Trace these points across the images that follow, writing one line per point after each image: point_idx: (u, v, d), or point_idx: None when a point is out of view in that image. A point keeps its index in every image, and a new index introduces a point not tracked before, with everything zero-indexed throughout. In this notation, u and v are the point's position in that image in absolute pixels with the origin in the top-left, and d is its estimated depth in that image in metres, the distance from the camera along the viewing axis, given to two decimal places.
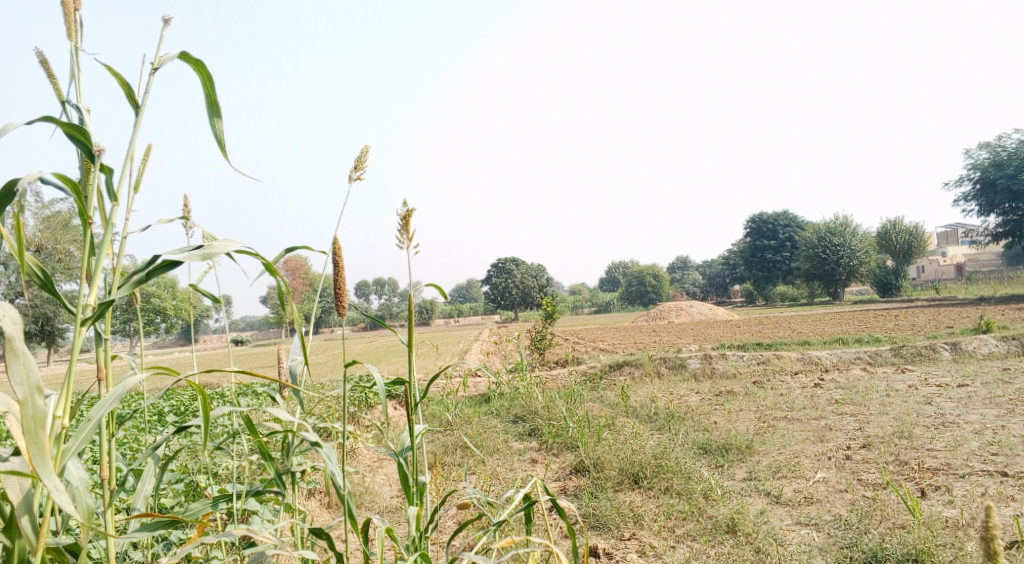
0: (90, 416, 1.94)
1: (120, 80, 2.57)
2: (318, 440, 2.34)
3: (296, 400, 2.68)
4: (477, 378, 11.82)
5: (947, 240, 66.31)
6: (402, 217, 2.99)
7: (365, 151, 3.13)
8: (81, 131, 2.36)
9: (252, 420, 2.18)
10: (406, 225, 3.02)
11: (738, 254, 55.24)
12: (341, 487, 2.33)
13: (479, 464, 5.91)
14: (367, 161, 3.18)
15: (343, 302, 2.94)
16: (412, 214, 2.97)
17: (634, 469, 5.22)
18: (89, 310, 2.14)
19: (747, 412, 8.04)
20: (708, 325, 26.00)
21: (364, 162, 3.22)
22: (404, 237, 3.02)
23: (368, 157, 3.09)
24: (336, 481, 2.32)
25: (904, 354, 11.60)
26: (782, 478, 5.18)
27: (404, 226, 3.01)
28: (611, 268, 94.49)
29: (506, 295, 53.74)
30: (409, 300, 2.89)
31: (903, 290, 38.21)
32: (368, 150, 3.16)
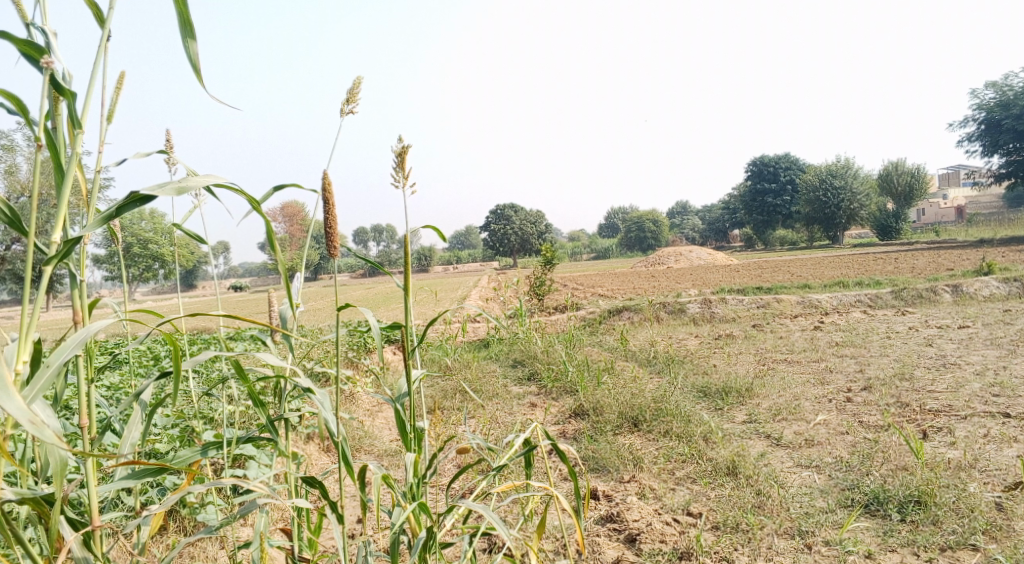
0: (49, 364, 1.82)
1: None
2: (311, 386, 2.23)
3: (288, 345, 2.55)
4: (475, 323, 11.79)
5: (948, 182, 65.69)
6: (396, 154, 2.83)
7: (355, 82, 2.95)
8: (38, 49, 2.15)
9: (241, 365, 2.06)
10: (400, 162, 2.87)
11: (738, 198, 54.76)
12: (335, 434, 2.26)
13: (478, 409, 5.88)
14: (357, 94, 3.00)
15: (335, 245, 2.80)
16: (407, 151, 2.81)
17: (634, 412, 5.19)
18: (54, 248, 1.98)
19: (746, 355, 8.01)
20: (708, 270, 25.91)
21: (354, 95, 3.04)
22: (398, 176, 2.86)
23: (358, 88, 2.91)
24: (330, 428, 2.23)
25: (904, 296, 11.53)
26: (782, 420, 5.16)
27: (399, 163, 2.85)
28: (610, 214, 94.00)
29: (504, 241, 53.51)
30: (404, 242, 2.75)
31: (903, 233, 38.04)
32: (358, 81, 2.97)
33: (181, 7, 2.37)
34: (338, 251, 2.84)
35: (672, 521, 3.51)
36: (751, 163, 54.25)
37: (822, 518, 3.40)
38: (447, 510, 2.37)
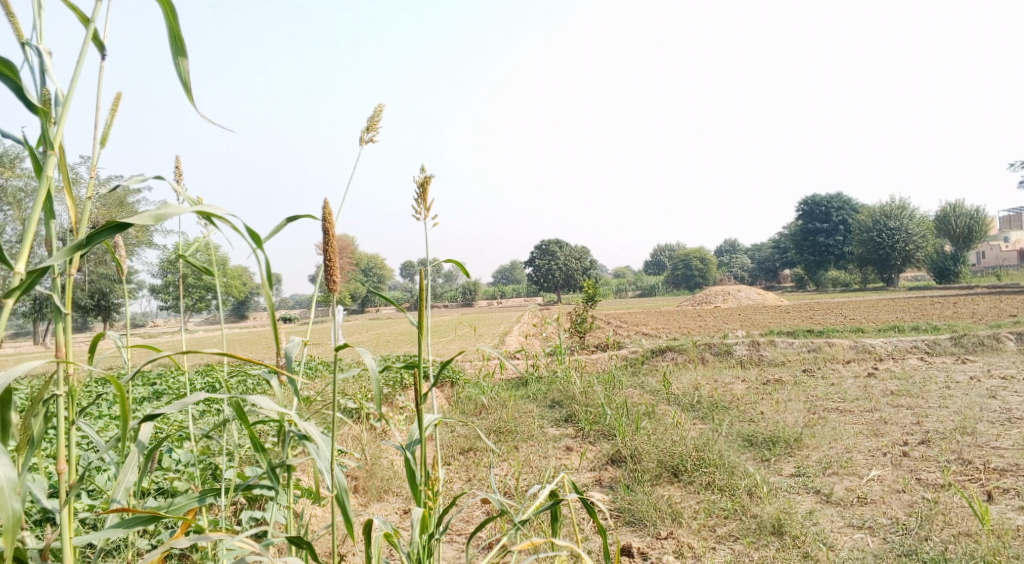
0: None
1: (81, 20, 2.36)
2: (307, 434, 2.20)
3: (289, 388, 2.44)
4: (515, 360, 11.66)
5: (1011, 225, 63.08)
6: (418, 187, 2.84)
7: (376, 113, 2.98)
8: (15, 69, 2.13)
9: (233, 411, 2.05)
10: (422, 196, 2.88)
11: (788, 237, 53.62)
12: (337, 489, 2.18)
13: (511, 452, 5.75)
14: (377, 125, 3.03)
15: (335, 280, 2.81)
16: (429, 183, 2.88)
17: (674, 461, 4.98)
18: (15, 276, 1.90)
19: (794, 402, 7.67)
20: (755, 310, 25.26)
21: (375, 124, 3.06)
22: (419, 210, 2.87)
23: (379, 118, 2.94)
24: (334, 483, 2.17)
25: (965, 343, 10.95)
26: (833, 475, 4.87)
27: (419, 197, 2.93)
28: (656, 251, 93.27)
29: (548, 277, 53.45)
30: (418, 279, 2.73)
31: (962, 277, 36.53)
32: (379, 112, 3.00)
33: (170, 22, 2.42)
34: (337, 283, 2.84)
35: None
36: (801, 202, 53.18)
37: None
38: None
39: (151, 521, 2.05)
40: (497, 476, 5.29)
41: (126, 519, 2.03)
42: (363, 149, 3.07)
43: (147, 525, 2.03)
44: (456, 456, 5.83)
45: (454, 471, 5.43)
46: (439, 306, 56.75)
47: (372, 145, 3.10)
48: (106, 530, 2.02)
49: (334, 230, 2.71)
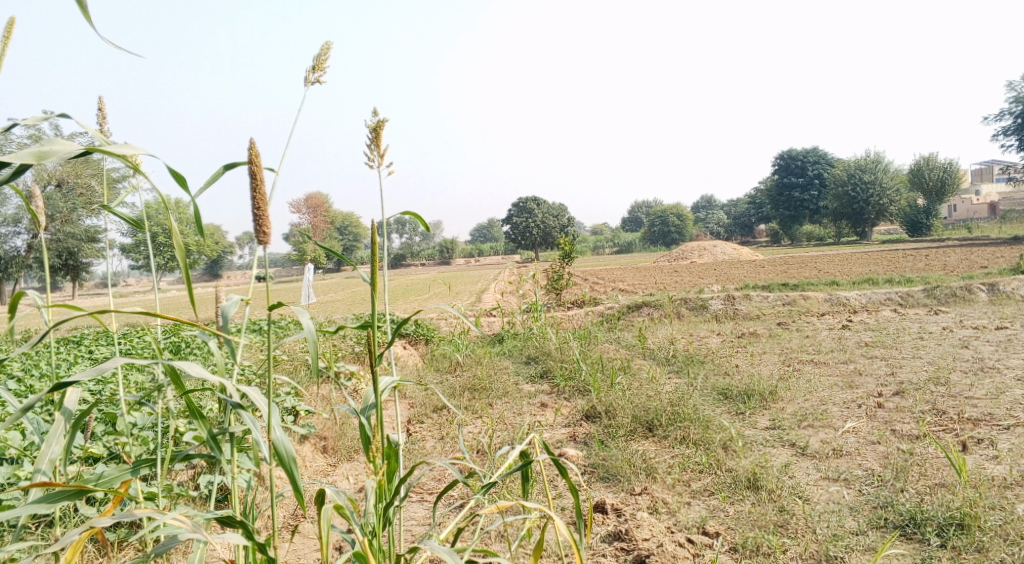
0: None
1: None
2: (243, 396, 2.13)
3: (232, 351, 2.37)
4: (491, 318, 11.56)
5: (982, 178, 63.88)
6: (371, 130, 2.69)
7: (323, 49, 2.81)
8: None
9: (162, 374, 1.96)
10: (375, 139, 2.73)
11: (764, 193, 53.80)
12: (283, 453, 2.10)
13: (485, 409, 5.64)
14: (322, 62, 2.87)
15: (265, 229, 2.66)
16: (383, 126, 2.77)
17: (649, 416, 4.89)
18: None
19: (770, 355, 7.65)
20: (731, 265, 25.32)
21: (322, 61, 2.89)
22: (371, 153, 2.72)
23: (324, 56, 2.79)
24: (280, 448, 2.09)
25: (938, 295, 11.03)
26: (808, 427, 4.83)
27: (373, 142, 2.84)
28: (634, 208, 93.32)
29: (526, 234, 53.16)
30: (373, 231, 2.57)
31: (934, 230, 37.01)
32: (326, 47, 2.83)
33: None
34: (269, 234, 2.69)
35: (684, 542, 3.22)
36: (777, 156, 53.19)
37: (851, 541, 3.11)
38: (409, 549, 2.22)
39: (76, 495, 1.93)
40: (471, 432, 5.19)
41: (49, 494, 1.92)
42: (310, 87, 2.91)
43: (74, 499, 1.93)
44: (430, 415, 5.71)
45: (426, 429, 5.32)
46: (417, 264, 56.37)
47: (320, 83, 2.94)
48: (27, 505, 1.90)
49: (262, 178, 2.62)
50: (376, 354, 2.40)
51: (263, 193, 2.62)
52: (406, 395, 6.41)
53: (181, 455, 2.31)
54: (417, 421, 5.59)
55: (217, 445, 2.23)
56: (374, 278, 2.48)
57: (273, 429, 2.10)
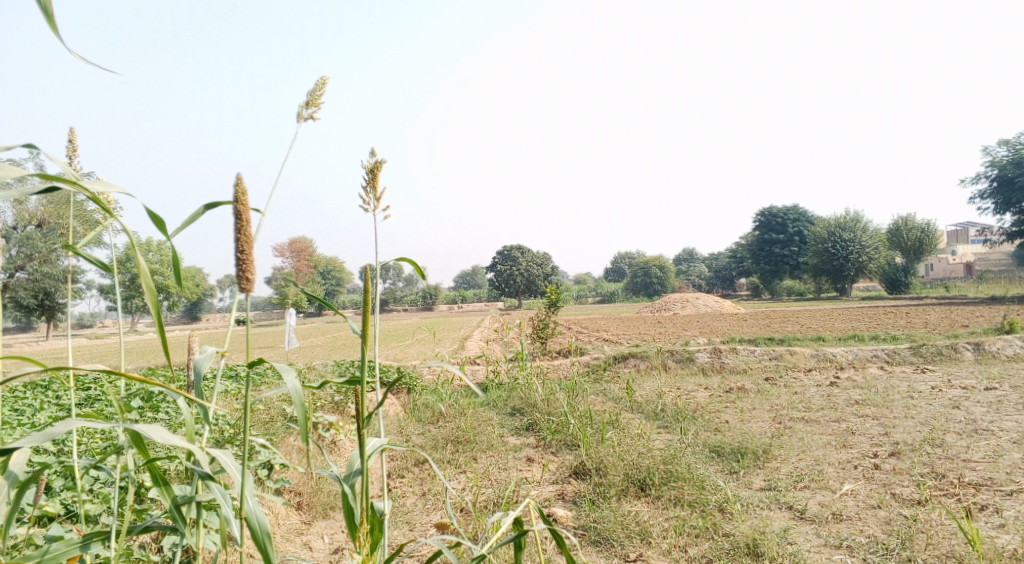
0: None
1: None
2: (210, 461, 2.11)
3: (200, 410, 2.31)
4: (474, 366, 11.34)
5: (957, 238, 65.37)
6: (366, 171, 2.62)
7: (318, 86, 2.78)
8: None
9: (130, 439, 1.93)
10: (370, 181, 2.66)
11: (746, 247, 54.49)
12: (257, 526, 2.08)
13: (469, 464, 5.41)
14: (317, 98, 2.83)
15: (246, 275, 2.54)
16: (380, 167, 2.78)
17: (641, 475, 4.70)
18: None
19: (760, 411, 7.51)
20: (714, 318, 25.34)
21: (316, 98, 2.86)
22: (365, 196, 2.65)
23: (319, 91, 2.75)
24: (255, 521, 2.07)
25: (924, 353, 11.02)
26: (804, 489, 4.67)
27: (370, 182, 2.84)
28: (616, 258, 94.05)
29: (510, 282, 53.16)
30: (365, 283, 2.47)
31: (913, 288, 37.54)
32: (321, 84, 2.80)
33: None
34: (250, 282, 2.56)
35: None
36: (759, 212, 54.08)
37: None
38: None
39: None
40: (455, 489, 4.96)
41: None
42: (302, 124, 2.86)
43: None
44: (411, 469, 5.48)
45: (407, 484, 5.08)
46: (399, 310, 55.98)
47: (313, 121, 2.89)
48: None
49: (247, 219, 2.51)
50: (364, 416, 2.27)
51: (247, 234, 2.54)
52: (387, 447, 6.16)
53: (138, 527, 2.25)
54: (398, 476, 5.35)
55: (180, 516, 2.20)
56: (364, 333, 2.35)
57: (246, 502, 2.07)
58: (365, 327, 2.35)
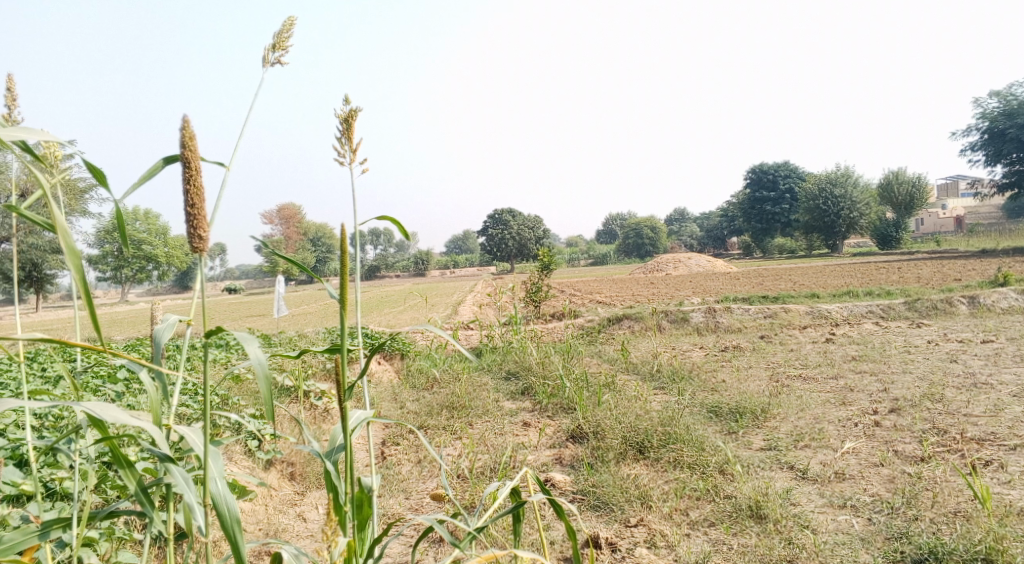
0: None
1: None
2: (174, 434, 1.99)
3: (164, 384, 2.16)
4: (467, 331, 11.25)
5: (947, 192, 65.32)
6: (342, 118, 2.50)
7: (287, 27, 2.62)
8: None
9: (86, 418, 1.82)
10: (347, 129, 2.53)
11: (737, 206, 54.30)
12: (227, 509, 1.96)
13: (465, 430, 5.32)
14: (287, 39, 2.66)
15: (199, 239, 2.31)
16: (356, 115, 2.63)
17: (640, 438, 4.61)
18: None
19: (757, 370, 7.45)
20: (707, 277, 25.29)
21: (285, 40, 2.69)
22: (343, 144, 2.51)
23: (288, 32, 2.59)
24: (225, 503, 1.96)
25: (919, 308, 10.99)
26: (805, 448, 4.61)
27: (344, 133, 2.66)
28: (607, 220, 93.82)
29: (501, 245, 52.92)
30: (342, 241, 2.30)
31: (903, 243, 37.60)
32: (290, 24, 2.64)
33: None
34: (205, 244, 2.35)
35: None
36: (749, 170, 53.75)
37: None
38: None
39: None
40: (450, 455, 4.86)
41: None
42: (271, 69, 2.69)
43: None
44: (406, 435, 5.38)
45: (402, 452, 4.98)
46: (391, 276, 55.78)
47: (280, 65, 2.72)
48: None
49: (197, 173, 2.28)
50: (344, 385, 2.12)
51: (199, 190, 2.32)
52: (381, 414, 6.07)
53: (102, 513, 2.11)
54: (393, 444, 5.25)
55: (147, 500, 2.07)
56: (342, 293, 2.20)
57: (210, 483, 1.96)
58: (341, 286, 2.21)
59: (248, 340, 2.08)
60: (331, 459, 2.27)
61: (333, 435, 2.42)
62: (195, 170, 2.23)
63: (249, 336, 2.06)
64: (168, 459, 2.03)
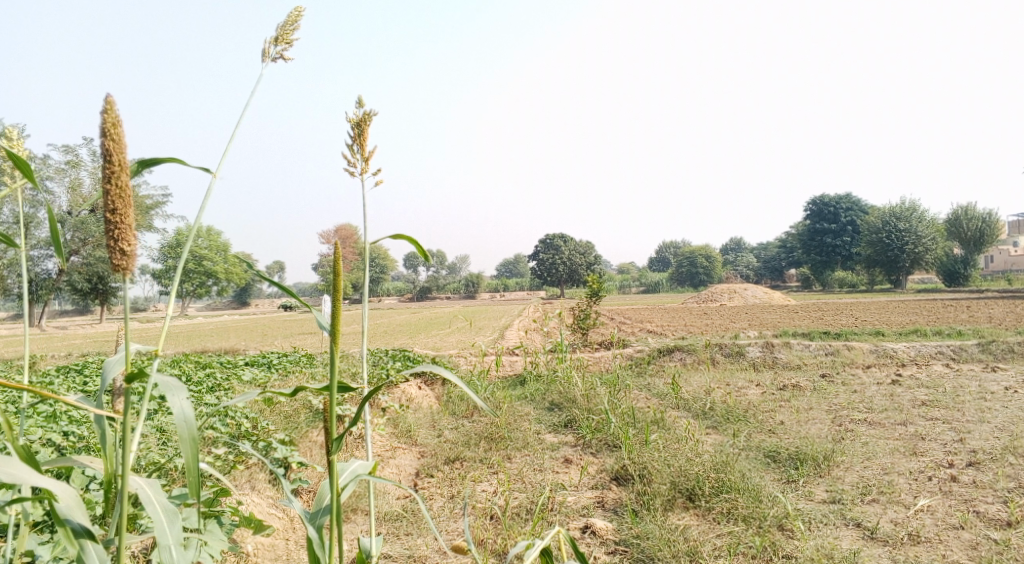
0: None
1: None
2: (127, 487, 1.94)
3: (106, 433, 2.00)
4: (512, 357, 11.03)
5: (1021, 229, 61.95)
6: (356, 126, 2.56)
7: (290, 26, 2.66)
8: None
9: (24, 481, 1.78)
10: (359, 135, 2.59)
11: (795, 237, 52.77)
12: None
13: (504, 464, 5.10)
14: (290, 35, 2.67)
15: (119, 254, 1.99)
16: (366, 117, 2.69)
17: (690, 484, 4.31)
18: None
19: (817, 412, 6.98)
20: (763, 309, 24.44)
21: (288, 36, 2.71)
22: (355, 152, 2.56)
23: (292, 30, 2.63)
24: None
25: (994, 351, 10.23)
26: (873, 502, 4.21)
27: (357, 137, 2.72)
28: (660, 248, 92.71)
29: (552, 270, 52.73)
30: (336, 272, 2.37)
31: (972, 280, 35.73)
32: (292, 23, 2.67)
33: None
34: (125, 261, 2.02)
35: None
36: (809, 201, 52.20)
37: None
38: None
39: None
40: (486, 491, 4.65)
41: None
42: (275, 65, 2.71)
43: None
44: (441, 467, 5.21)
45: (435, 485, 4.80)
46: (442, 298, 56.18)
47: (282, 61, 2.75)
48: None
49: (121, 168, 2.00)
50: (333, 439, 1.97)
51: (124, 191, 2.01)
52: (417, 442, 5.93)
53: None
54: (427, 476, 5.09)
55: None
56: (335, 322, 2.18)
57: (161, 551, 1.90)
58: (339, 318, 2.18)
59: (173, 391, 1.88)
60: (314, 525, 2.14)
61: (321, 495, 2.28)
62: (119, 167, 2.01)
63: (173, 386, 1.86)
64: (85, 534, 1.97)
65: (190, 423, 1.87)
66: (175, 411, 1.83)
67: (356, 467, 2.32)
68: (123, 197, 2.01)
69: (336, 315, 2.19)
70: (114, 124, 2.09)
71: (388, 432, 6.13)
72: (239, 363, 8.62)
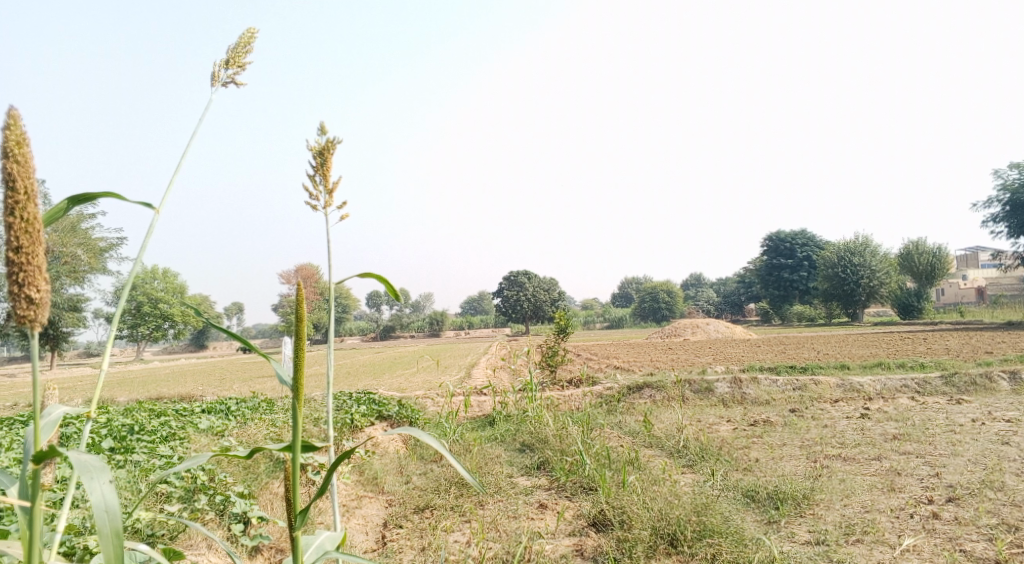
0: None
1: None
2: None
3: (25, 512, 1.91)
4: (480, 397, 10.79)
5: (967, 263, 64.32)
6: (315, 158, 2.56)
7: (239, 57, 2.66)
8: None
9: None
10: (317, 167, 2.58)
11: (754, 272, 53.84)
12: None
13: (476, 511, 4.87)
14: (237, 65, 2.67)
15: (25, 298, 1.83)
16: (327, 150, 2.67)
17: (671, 529, 4.14)
18: None
19: (791, 448, 6.91)
20: (727, 344, 24.62)
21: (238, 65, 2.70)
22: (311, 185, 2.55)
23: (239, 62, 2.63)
24: None
25: (957, 383, 10.39)
26: (857, 543, 4.10)
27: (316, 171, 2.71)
28: (623, 285, 93.61)
29: (517, 308, 52.61)
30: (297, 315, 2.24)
31: (925, 313, 36.75)
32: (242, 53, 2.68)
33: None
34: (33, 304, 1.86)
35: None
36: (766, 237, 53.47)
37: None
38: None
39: None
40: (459, 542, 4.42)
41: None
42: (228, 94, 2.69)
43: None
44: (410, 517, 4.95)
45: (404, 537, 4.54)
46: (406, 337, 55.44)
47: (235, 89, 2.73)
48: None
49: (30, 208, 1.86)
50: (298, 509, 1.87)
51: (33, 237, 1.86)
52: (384, 491, 5.65)
53: None
54: (395, 527, 4.82)
55: None
56: (297, 378, 2.05)
57: None
58: (300, 375, 2.04)
59: (95, 474, 1.81)
60: None
61: None
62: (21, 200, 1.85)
63: (93, 470, 1.78)
64: None
65: (111, 509, 1.79)
66: (95, 497, 1.77)
67: (322, 543, 2.25)
68: (32, 231, 1.86)
69: (297, 368, 2.05)
70: (18, 141, 1.89)
71: (354, 480, 5.84)
72: (194, 409, 8.18)
